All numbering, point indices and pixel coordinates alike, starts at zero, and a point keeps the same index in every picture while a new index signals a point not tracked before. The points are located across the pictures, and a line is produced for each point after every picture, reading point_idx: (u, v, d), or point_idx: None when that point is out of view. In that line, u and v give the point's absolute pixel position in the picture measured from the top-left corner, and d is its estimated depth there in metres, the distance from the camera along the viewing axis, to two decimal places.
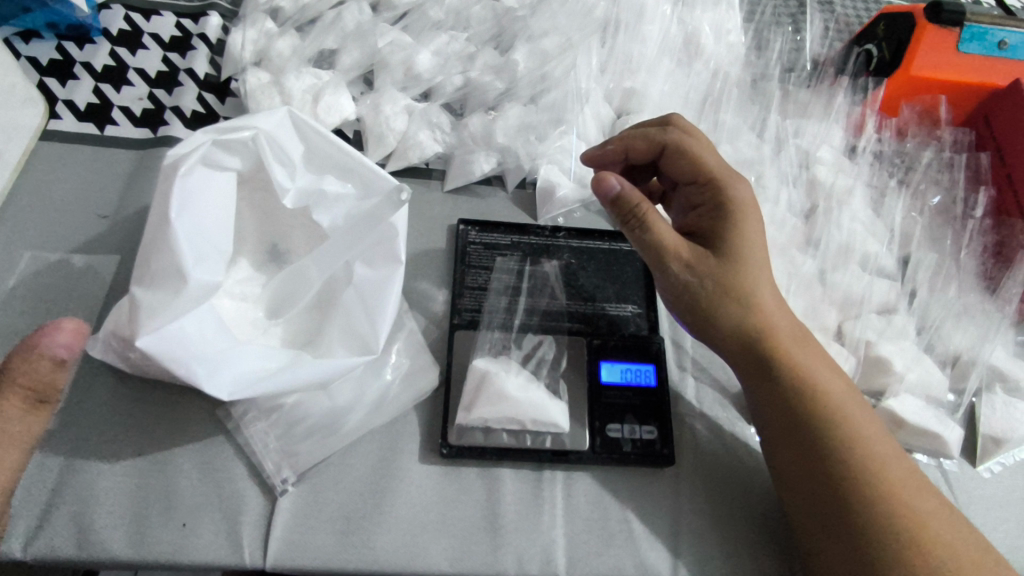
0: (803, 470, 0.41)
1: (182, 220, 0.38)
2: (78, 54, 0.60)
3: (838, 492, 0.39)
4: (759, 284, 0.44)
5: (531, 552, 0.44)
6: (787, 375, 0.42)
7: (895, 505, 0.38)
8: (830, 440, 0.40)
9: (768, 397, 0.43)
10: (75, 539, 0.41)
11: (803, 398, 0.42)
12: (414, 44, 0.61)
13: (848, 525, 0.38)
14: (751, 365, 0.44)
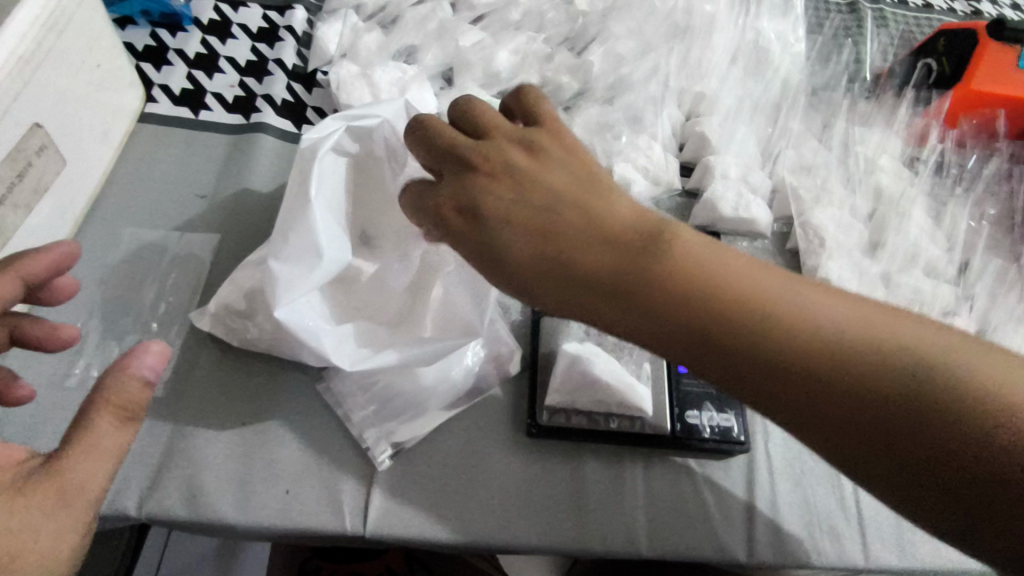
0: (836, 429, 0.30)
1: (320, 198, 0.40)
2: (171, 41, 0.62)
3: (866, 413, 0.30)
4: (585, 217, 0.34)
5: (615, 530, 0.46)
6: (746, 328, 0.31)
7: (915, 373, 0.29)
8: (837, 378, 0.30)
9: (747, 378, 0.31)
10: (187, 501, 0.43)
11: (788, 342, 0.31)
12: (495, 44, 0.63)
13: (880, 435, 0.29)
14: (719, 347, 0.32)
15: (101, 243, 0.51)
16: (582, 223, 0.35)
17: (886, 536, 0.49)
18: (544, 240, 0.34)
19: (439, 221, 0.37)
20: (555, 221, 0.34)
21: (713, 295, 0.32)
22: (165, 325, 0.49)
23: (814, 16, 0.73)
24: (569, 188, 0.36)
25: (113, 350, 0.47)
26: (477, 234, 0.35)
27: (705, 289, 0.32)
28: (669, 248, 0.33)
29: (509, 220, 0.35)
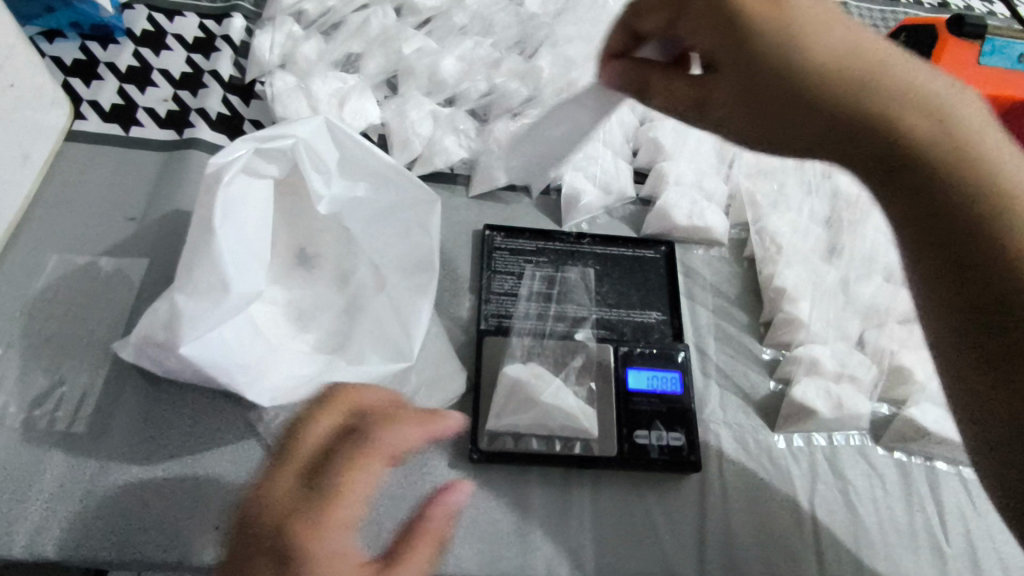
0: (962, 310, 0.34)
1: (226, 238, 0.39)
2: (102, 54, 0.60)
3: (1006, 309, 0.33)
4: (816, 40, 0.39)
5: (560, 558, 0.44)
6: (965, 190, 0.35)
7: (984, 247, 0.34)
8: (996, 265, 0.34)
9: (930, 233, 0.36)
10: (111, 543, 0.41)
11: (970, 183, 0.35)
12: (441, 49, 0.61)
13: (953, 249, 0.35)
14: (926, 195, 0.36)
15: (22, 270, 0.49)
16: (843, 55, 0.39)
17: (842, 553, 0.47)
18: (796, 48, 0.39)
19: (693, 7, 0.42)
20: (823, 34, 0.39)
21: (959, 167, 0.36)
22: (89, 356, 0.47)
23: None
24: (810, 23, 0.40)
25: (33, 383, 0.45)
26: (790, 83, 0.39)
27: (957, 160, 0.36)
28: (954, 133, 0.37)
29: (842, 86, 0.38)
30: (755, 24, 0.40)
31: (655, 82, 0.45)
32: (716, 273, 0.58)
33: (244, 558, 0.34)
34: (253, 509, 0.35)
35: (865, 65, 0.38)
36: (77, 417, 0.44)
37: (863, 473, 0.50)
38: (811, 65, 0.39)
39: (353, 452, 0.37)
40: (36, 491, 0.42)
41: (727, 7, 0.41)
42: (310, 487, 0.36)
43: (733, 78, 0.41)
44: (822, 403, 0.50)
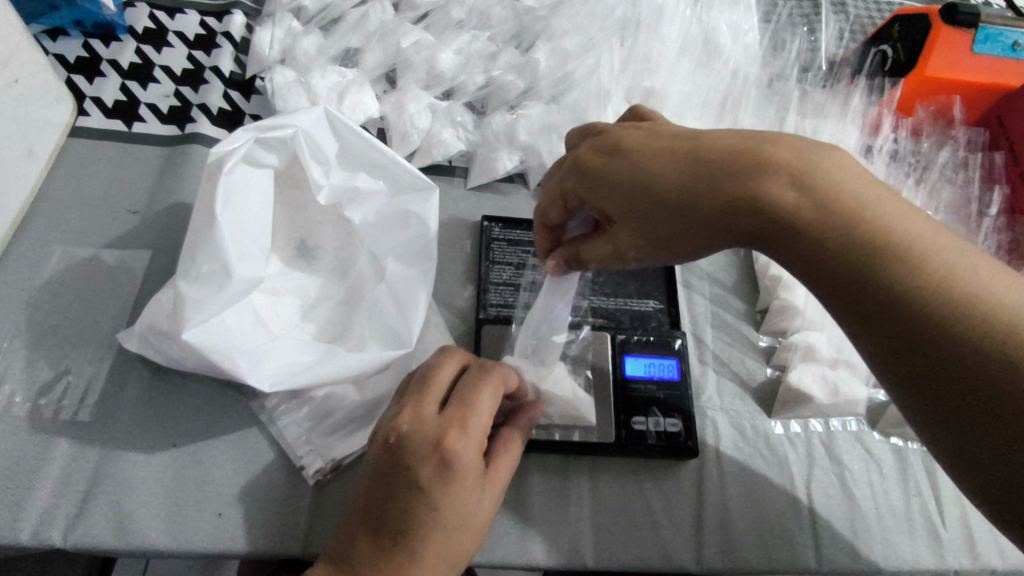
0: (941, 413, 0.30)
1: (227, 222, 0.40)
2: (104, 51, 0.61)
3: (988, 405, 0.29)
4: (693, 164, 0.34)
5: (559, 542, 0.45)
6: (892, 279, 0.31)
7: (966, 347, 0.29)
8: (961, 355, 0.29)
9: (886, 338, 0.31)
10: (116, 528, 0.42)
11: (921, 293, 0.30)
12: (438, 43, 0.62)
13: (936, 376, 0.30)
14: (861, 304, 0.32)
15: (28, 263, 0.50)
16: (717, 180, 0.33)
17: (839, 538, 0.47)
18: (680, 174, 0.34)
19: (573, 166, 0.38)
20: (683, 164, 0.34)
21: (877, 259, 0.31)
22: (93, 346, 0.47)
23: (768, 3, 0.72)
24: (681, 151, 0.35)
25: (38, 374, 0.46)
26: (676, 223, 0.35)
27: (876, 247, 0.31)
28: (854, 213, 0.32)
29: (721, 208, 0.33)
30: (620, 185, 0.36)
31: (586, 254, 0.40)
32: (712, 262, 0.59)
33: (406, 468, 0.34)
34: (404, 431, 0.35)
35: (729, 165, 0.33)
36: (81, 406, 0.45)
37: (859, 459, 0.51)
38: (677, 198, 0.34)
39: (488, 378, 0.38)
40: (42, 478, 0.43)
41: (597, 173, 0.37)
42: (449, 409, 0.36)
43: (623, 223, 0.37)
44: (818, 387, 0.51)
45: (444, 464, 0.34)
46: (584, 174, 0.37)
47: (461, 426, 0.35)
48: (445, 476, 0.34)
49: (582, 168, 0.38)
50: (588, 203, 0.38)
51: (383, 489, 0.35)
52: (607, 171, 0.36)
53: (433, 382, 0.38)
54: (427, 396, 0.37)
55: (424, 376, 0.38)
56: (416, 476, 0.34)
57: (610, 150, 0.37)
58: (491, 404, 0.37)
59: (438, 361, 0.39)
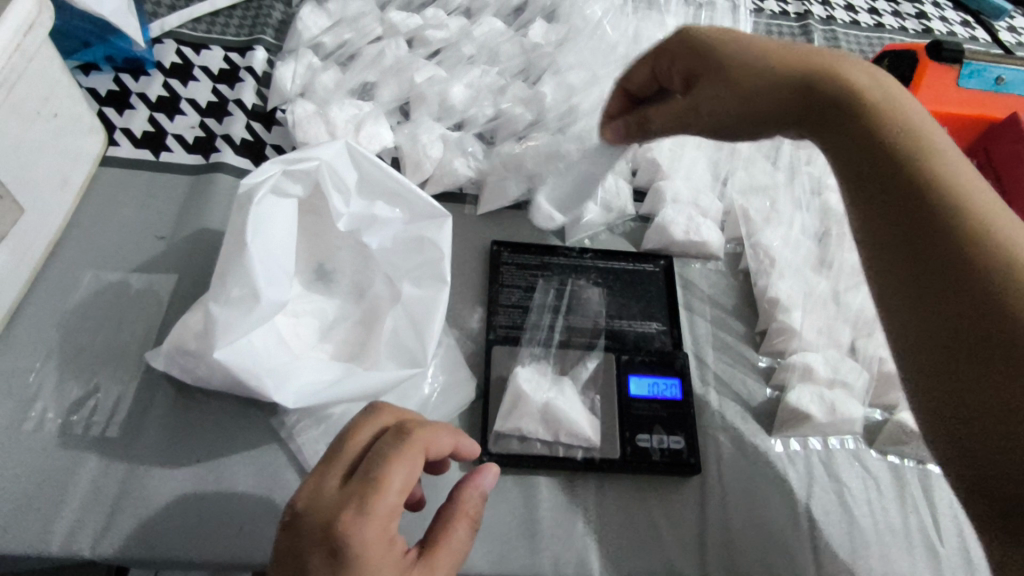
0: (902, 285, 0.38)
1: (258, 249, 0.42)
2: (134, 85, 0.64)
3: (948, 278, 0.36)
4: (777, 53, 0.44)
5: (567, 556, 0.46)
6: (913, 166, 0.39)
7: (950, 227, 0.37)
8: (941, 229, 0.37)
9: (892, 211, 0.39)
10: (141, 541, 0.43)
11: (932, 178, 0.38)
12: (450, 77, 0.65)
13: (915, 247, 0.38)
14: (873, 178, 0.41)
15: (60, 286, 0.52)
16: (795, 66, 0.43)
17: (838, 553, 0.49)
18: (768, 57, 0.44)
19: (679, 41, 0.47)
20: (771, 50, 0.44)
21: (900, 146, 0.40)
22: (121, 365, 0.50)
23: (763, 38, 0.75)
24: (769, 44, 0.45)
25: (68, 392, 0.48)
26: (750, 87, 0.44)
27: (900, 139, 0.40)
28: (896, 116, 0.41)
29: (791, 84, 0.43)
30: (717, 49, 0.46)
31: (653, 114, 0.50)
32: (713, 285, 0.61)
33: (300, 550, 0.33)
34: (300, 507, 0.34)
35: (808, 63, 0.43)
36: (110, 422, 0.47)
37: (857, 477, 0.52)
38: (758, 66, 0.44)
39: (399, 450, 0.35)
40: (72, 491, 0.44)
41: (696, 41, 0.46)
42: (351, 484, 0.34)
43: (700, 93, 0.46)
44: (817, 407, 0.52)
45: (336, 550, 0.32)
46: (685, 41, 0.47)
47: (359, 505, 0.33)
48: (338, 563, 0.32)
49: (683, 44, 0.47)
50: (678, 64, 0.48)
51: (281, 575, 0.33)
52: (711, 41, 0.46)
53: (343, 451, 0.36)
54: (332, 467, 0.35)
55: (338, 442, 0.37)
56: (308, 564, 0.32)
57: (720, 29, 0.47)
58: (405, 479, 0.35)
59: (356, 428, 0.37)
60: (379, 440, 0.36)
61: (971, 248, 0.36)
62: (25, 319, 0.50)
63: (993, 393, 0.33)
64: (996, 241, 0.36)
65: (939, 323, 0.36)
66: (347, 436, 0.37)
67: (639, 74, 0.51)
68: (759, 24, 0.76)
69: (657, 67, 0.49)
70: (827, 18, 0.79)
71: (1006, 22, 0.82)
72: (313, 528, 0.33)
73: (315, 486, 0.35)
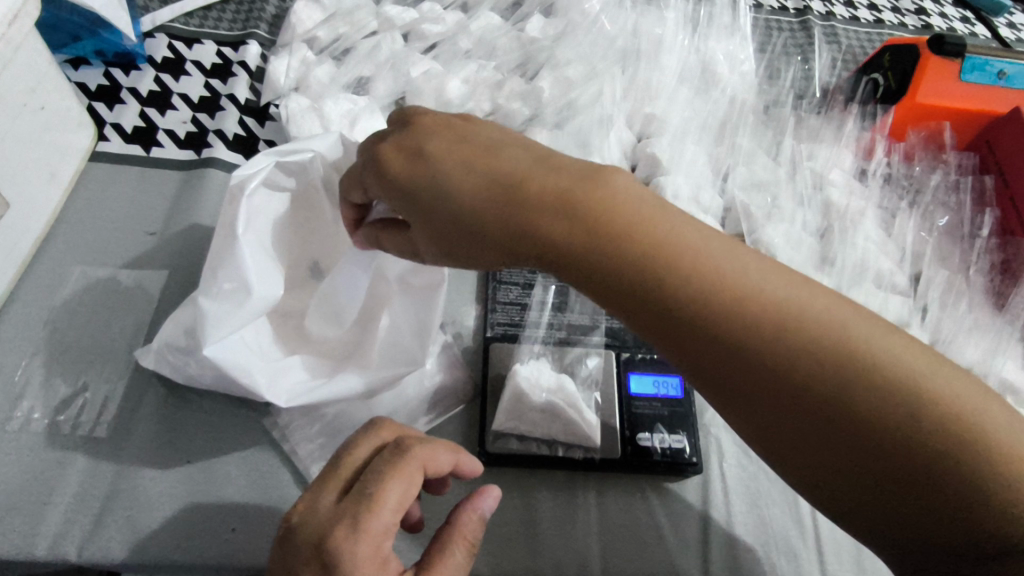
0: (775, 440, 0.32)
1: (249, 244, 0.42)
2: (124, 80, 0.63)
3: (802, 431, 0.31)
4: (465, 188, 0.36)
5: (567, 558, 0.45)
6: (710, 319, 0.32)
7: (826, 393, 0.30)
8: (814, 399, 0.30)
9: (734, 377, 0.32)
10: (129, 544, 0.42)
11: (770, 336, 0.31)
12: (446, 72, 0.64)
13: (801, 421, 0.31)
14: (667, 328, 0.33)
15: (48, 282, 0.51)
16: (504, 206, 0.35)
17: (843, 553, 0.48)
18: (478, 190, 0.35)
19: (378, 166, 0.39)
20: (480, 182, 0.36)
21: (669, 278, 0.32)
22: (111, 364, 0.49)
23: (763, 34, 0.75)
24: (450, 159, 0.37)
25: (55, 391, 0.47)
26: (478, 237, 0.36)
27: (660, 270, 0.33)
28: (617, 247, 0.33)
29: (508, 222, 0.35)
30: (415, 185, 0.37)
31: (387, 239, 0.42)
32: None
33: (292, 563, 0.33)
34: (296, 520, 0.34)
35: (519, 191, 0.35)
36: (98, 421, 0.46)
37: None
38: (451, 210, 0.36)
39: (395, 467, 0.35)
40: (59, 493, 0.43)
41: (402, 172, 0.37)
42: (347, 499, 0.34)
43: (431, 232, 0.38)
44: None
45: (328, 566, 0.32)
46: (387, 168, 0.38)
47: (353, 522, 0.33)
48: None
49: (382, 174, 0.38)
50: (388, 196, 0.39)
51: None
52: (413, 177, 0.37)
53: (342, 467, 0.36)
54: (330, 482, 0.35)
55: (338, 459, 0.37)
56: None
57: (414, 155, 0.38)
58: (400, 497, 0.34)
59: (356, 443, 0.37)
60: (378, 455, 0.36)
61: (871, 421, 0.29)
62: (11, 316, 0.49)
63: (938, 515, 0.29)
64: (874, 406, 0.29)
65: (830, 472, 0.31)
66: (346, 453, 0.37)
67: (354, 190, 0.42)
68: (758, 19, 0.76)
69: (369, 189, 0.40)
70: (827, 14, 0.78)
71: (1006, 18, 0.82)
72: (306, 542, 0.33)
73: (311, 500, 0.35)
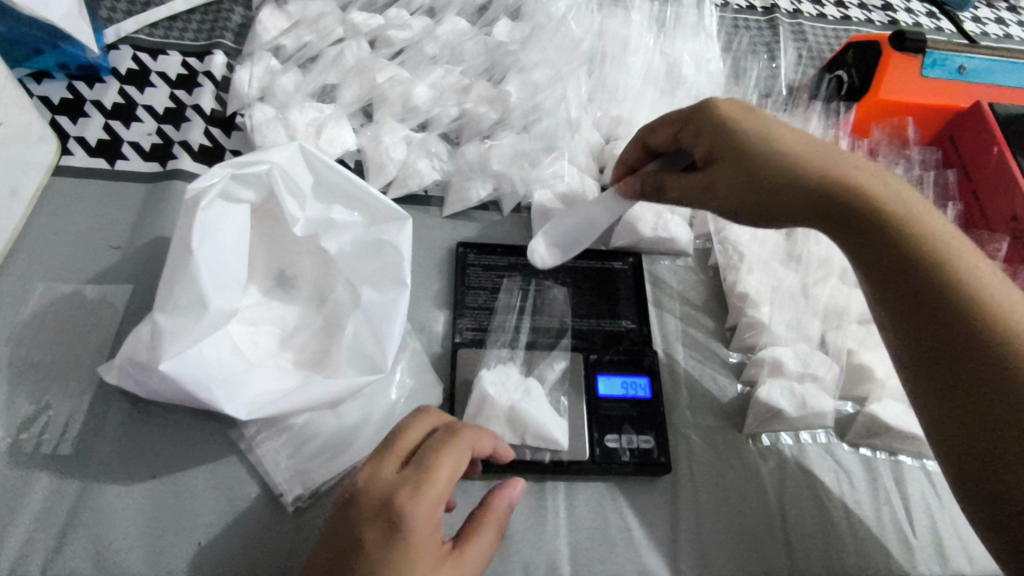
0: (930, 376, 0.37)
1: (204, 257, 0.41)
2: (89, 92, 0.62)
3: (974, 385, 0.35)
4: (780, 134, 0.42)
5: (537, 561, 0.45)
6: (912, 265, 0.38)
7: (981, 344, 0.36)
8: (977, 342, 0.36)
9: (914, 314, 0.38)
10: (94, 561, 0.42)
11: (949, 287, 0.37)
12: (412, 78, 0.64)
13: (957, 365, 0.36)
14: (892, 272, 0.39)
15: (11, 299, 0.51)
16: (795, 148, 0.41)
17: (812, 547, 0.48)
18: (762, 136, 0.42)
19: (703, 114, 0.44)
20: (792, 132, 0.42)
21: (903, 236, 0.38)
22: (74, 380, 0.48)
23: (730, 32, 0.75)
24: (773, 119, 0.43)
25: (18, 409, 0.47)
26: (776, 180, 0.40)
27: (903, 231, 0.38)
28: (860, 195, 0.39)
29: (804, 161, 0.40)
30: (747, 129, 0.42)
31: (670, 182, 0.46)
32: (682, 282, 0.61)
33: (352, 526, 0.33)
34: (359, 486, 0.34)
35: (832, 154, 0.41)
36: (62, 439, 0.46)
37: (830, 471, 0.52)
38: (778, 146, 0.41)
39: (452, 444, 0.36)
40: (23, 512, 0.43)
41: (723, 115, 0.43)
42: (409, 470, 0.34)
43: (723, 167, 0.43)
44: (786, 402, 0.51)
45: (392, 527, 0.32)
46: (711, 113, 0.44)
47: (416, 486, 0.33)
48: (390, 539, 0.32)
49: (707, 122, 0.44)
50: (704, 137, 0.44)
51: (331, 550, 0.33)
52: (734, 118, 0.43)
53: (400, 439, 0.37)
54: (391, 452, 0.36)
55: (395, 432, 0.37)
56: (363, 540, 0.33)
57: (749, 108, 0.43)
58: (455, 469, 0.35)
59: (411, 422, 0.38)
60: (433, 435, 0.37)
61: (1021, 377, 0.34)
62: None
63: None
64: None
65: (967, 417, 0.36)
66: (401, 429, 0.37)
67: (653, 137, 0.49)
68: (725, 17, 0.76)
69: (684, 132, 0.46)
70: (794, 11, 0.79)
71: (970, 12, 0.83)
72: (370, 505, 0.33)
73: (369, 469, 0.35)
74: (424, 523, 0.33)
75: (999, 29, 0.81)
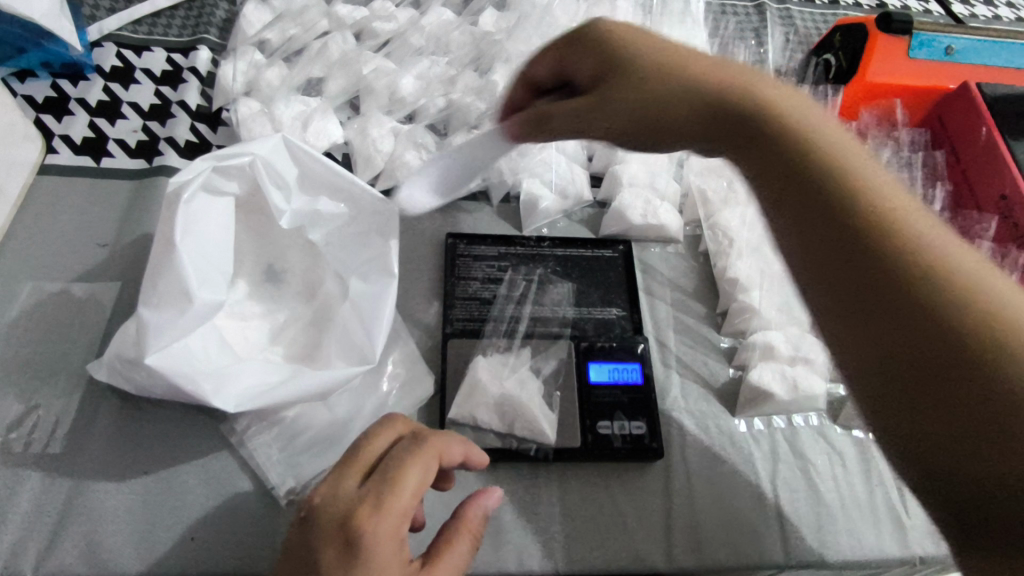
0: (832, 297, 0.32)
1: (187, 250, 0.42)
2: (72, 90, 0.62)
3: (877, 307, 0.30)
4: (690, 54, 0.40)
5: (531, 549, 0.45)
6: (807, 174, 0.34)
7: (896, 259, 0.30)
8: (874, 256, 0.31)
9: (803, 228, 0.33)
10: (85, 558, 0.42)
11: (859, 198, 0.32)
12: (399, 69, 0.64)
13: (861, 283, 0.31)
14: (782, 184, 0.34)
15: None
16: (701, 63, 0.39)
17: (805, 528, 0.48)
18: (654, 57, 0.40)
19: (584, 38, 0.43)
20: (703, 55, 0.40)
21: (798, 143, 0.34)
22: (63, 379, 0.48)
23: (716, 18, 0.75)
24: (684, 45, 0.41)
25: (8, 409, 0.46)
26: (669, 96, 0.38)
27: (802, 139, 0.35)
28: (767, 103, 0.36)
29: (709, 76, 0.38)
30: (634, 49, 0.41)
31: (557, 108, 0.42)
32: (673, 269, 0.60)
33: (310, 546, 0.32)
34: (316, 502, 0.33)
35: (726, 70, 0.38)
36: (51, 439, 0.46)
37: (822, 453, 0.52)
38: (680, 63, 0.39)
39: (417, 455, 0.35)
40: (14, 511, 0.43)
41: (620, 34, 0.42)
42: (371, 482, 0.34)
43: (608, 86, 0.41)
44: (778, 385, 0.52)
45: (350, 544, 0.32)
46: (601, 34, 0.42)
47: (376, 500, 0.33)
48: (349, 557, 0.31)
49: (594, 43, 0.42)
50: (588, 59, 0.42)
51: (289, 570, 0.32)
52: (633, 39, 0.41)
53: (361, 453, 0.36)
54: (351, 465, 0.35)
55: (355, 445, 0.36)
56: (320, 560, 0.31)
57: (651, 33, 0.42)
58: (420, 479, 0.35)
59: (375, 432, 0.37)
60: (397, 445, 0.36)
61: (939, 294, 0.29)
62: None
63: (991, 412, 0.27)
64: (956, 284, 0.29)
65: (885, 344, 0.30)
66: (360, 441, 0.36)
67: (533, 67, 0.46)
68: (712, 3, 0.76)
69: (566, 61, 0.44)
70: None
71: None
72: (330, 522, 0.32)
73: (328, 484, 0.34)
74: (386, 538, 0.32)
75: (987, 10, 0.81)
